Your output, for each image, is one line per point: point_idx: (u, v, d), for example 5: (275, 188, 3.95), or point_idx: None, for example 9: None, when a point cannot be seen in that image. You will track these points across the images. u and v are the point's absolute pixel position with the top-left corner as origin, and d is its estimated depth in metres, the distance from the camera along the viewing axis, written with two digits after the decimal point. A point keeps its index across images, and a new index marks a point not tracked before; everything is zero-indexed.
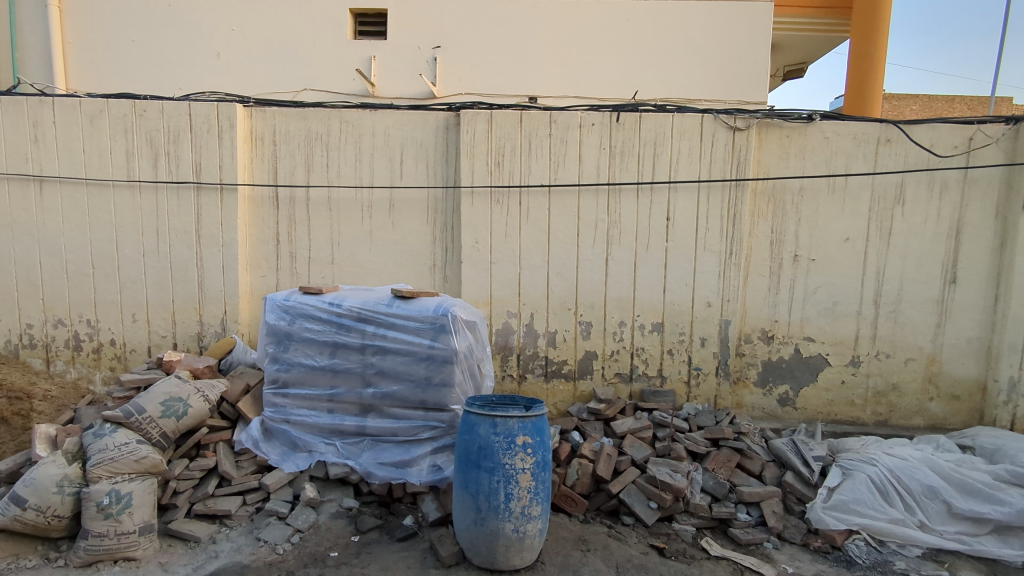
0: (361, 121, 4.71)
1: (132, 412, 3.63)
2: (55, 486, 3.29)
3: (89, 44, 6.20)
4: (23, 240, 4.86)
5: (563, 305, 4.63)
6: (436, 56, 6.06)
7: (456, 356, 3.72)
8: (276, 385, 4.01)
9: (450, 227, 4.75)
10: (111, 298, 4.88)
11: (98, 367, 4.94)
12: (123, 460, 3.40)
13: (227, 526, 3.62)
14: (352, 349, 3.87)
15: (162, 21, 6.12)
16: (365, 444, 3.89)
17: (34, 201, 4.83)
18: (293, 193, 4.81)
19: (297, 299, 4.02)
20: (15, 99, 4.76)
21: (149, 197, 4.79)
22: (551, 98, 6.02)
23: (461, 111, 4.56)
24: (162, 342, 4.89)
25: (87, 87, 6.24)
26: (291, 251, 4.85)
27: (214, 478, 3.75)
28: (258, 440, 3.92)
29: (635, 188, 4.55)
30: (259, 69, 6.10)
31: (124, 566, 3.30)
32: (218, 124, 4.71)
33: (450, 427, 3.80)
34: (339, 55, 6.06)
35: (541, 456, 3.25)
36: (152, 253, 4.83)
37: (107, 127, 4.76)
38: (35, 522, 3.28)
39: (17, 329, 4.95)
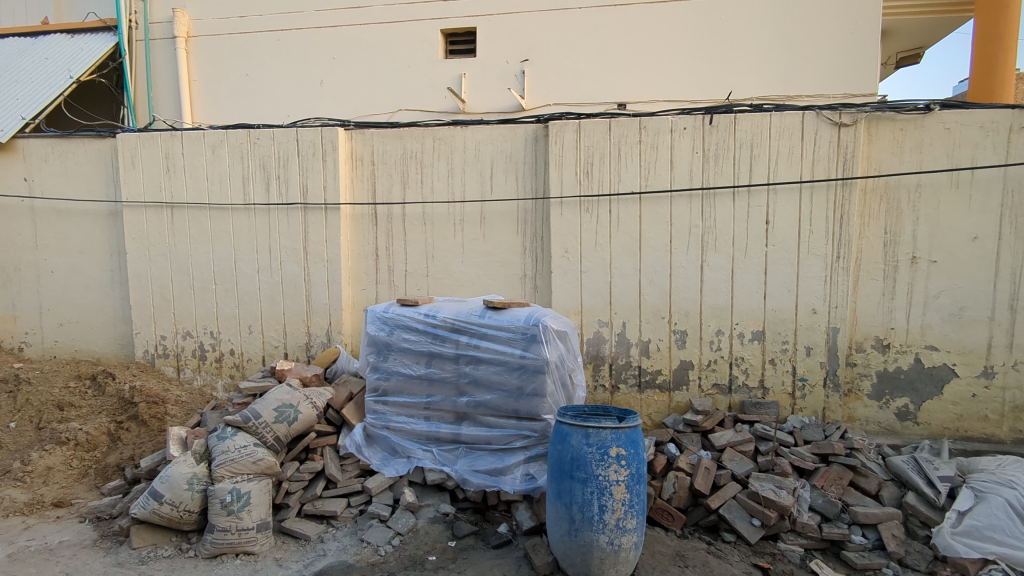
0: (453, 138, 4.88)
1: (250, 417, 3.92)
2: (186, 483, 3.62)
3: (210, 80, 6.85)
4: (158, 260, 5.42)
5: (656, 314, 4.53)
6: (524, 69, 6.14)
7: (548, 365, 3.73)
8: (376, 392, 4.21)
9: (540, 237, 4.79)
10: (230, 311, 5.32)
11: (220, 375, 5.40)
12: (242, 461, 3.69)
13: (333, 527, 3.82)
14: (447, 359, 3.99)
15: (273, 54, 6.63)
16: (460, 451, 3.98)
17: (166, 224, 5.37)
18: (390, 210, 5.05)
19: (395, 311, 4.21)
20: (151, 134, 5.34)
21: (262, 218, 5.19)
22: (640, 103, 5.94)
23: (550, 122, 4.60)
24: (274, 351, 5.26)
25: (210, 119, 6.87)
26: (390, 264, 5.09)
27: (322, 480, 3.98)
28: (361, 445, 4.12)
29: (731, 192, 4.38)
30: (359, 93, 6.44)
31: (245, 560, 3.57)
32: (322, 148, 5.03)
33: (543, 436, 3.82)
34: (432, 75, 6.30)
35: (635, 468, 3.20)
36: (265, 269, 5.22)
37: (226, 155, 5.22)
38: (170, 516, 3.62)
39: (153, 339, 5.51)
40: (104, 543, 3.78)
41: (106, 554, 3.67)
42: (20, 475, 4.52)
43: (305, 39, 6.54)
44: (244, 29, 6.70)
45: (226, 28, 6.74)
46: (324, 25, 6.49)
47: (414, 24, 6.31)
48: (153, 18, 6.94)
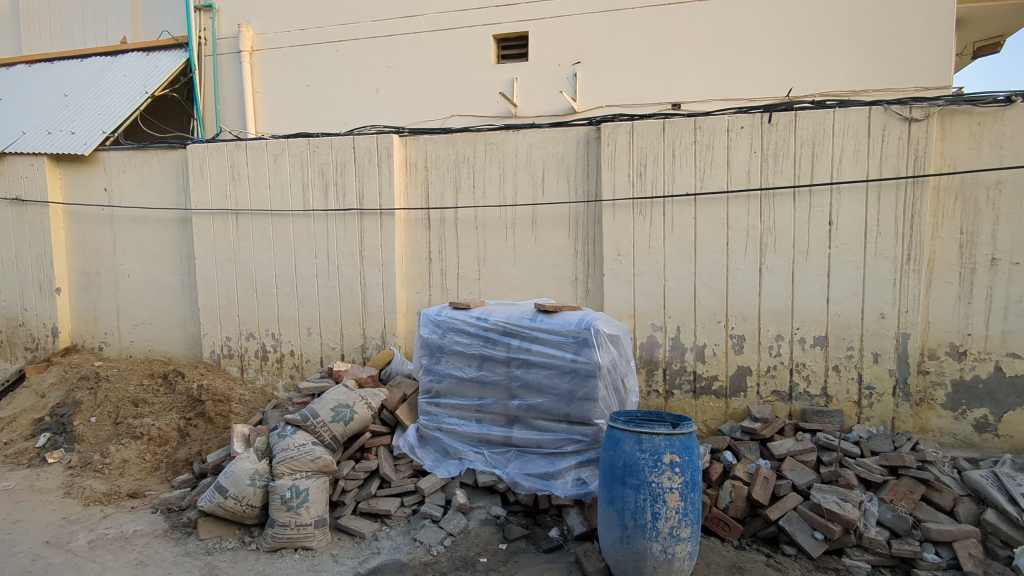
0: (505, 142, 4.90)
1: (308, 416, 4.04)
2: (249, 478, 3.76)
3: (273, 92, 7.13)
4: (224, 264, 5.67)
5: (712, 318, 4.42)
6: (576, 72, 6.13)
7: (599, 369, 3.69)
8: (429, 394, 4.26)
9: (592, 240, 4.75)
10: (291, 313, 5.51)
11: (281, 375, 5.60)
12: (301, 459, 3.81)
13: (387, 525, 3.89)
14: (498, 362, 4.00)
15: (331, 65, 6.85)
16: (511, 454, 3.99)
17: (232, 230, 5.61)
18: (443, 214, 5.12)
19: (447, 313, 4.26)
20: (218, 144, 5.60)
21: (320, 224, 5.36)
22: (695, 103, 5.82)
23: (602, 124, 4.57)
24: (331, 353, 5.41)
25: (273, 129, 7.15)
26: (443, 268, 5.16)
27: (376, 479, 4.06)
28: (414, 446, 4.18)
29: (792, 192, 4.23)
30: (413, 100, 6.58)
31: (303, 555, 3.67)
32: (378, 154, 5.15)
33: (595, 441, 3.78)
34: (484, 80, 6.36)
35: (690, 476, 3.12)
36: (323, 273, 5.38)
37: (287, 164, 5.41)
38: (234, 510, 3.77)
39: (219, 340, 5.77)
40: (173, 533, 3.97)
41: (175, 544, 3.86)
42: (99, 467, 4.81)
43: (361, 48, 6.73)
44: (304, 41, 6.94)
45: (287, 41, 7.00)
46: (380, 35, 6.65)
47: (466, 31, 6.39)
48: (220, 34, 7.28)
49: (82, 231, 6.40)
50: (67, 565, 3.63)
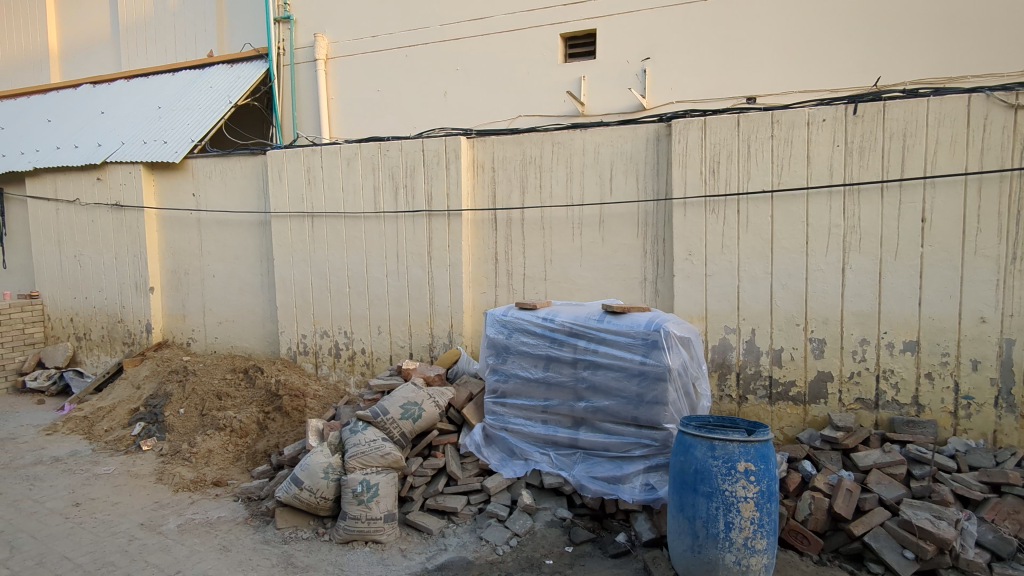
0: (572, 141, 4.87)
1: (379, 413, 4.14)
2: (322, 472, 3.90)
3: (346, 98, 7.37)
4: (300, 265, 5.91)
5: (790, 321, 4.22)
6: (645, 68, 6.00)
7: (669, 373, 3.60)
8: (495, 394, 4.28)
9: (662, 240, 4.64)
10: (362, 312, 5.67)
11: (352, 372, 5.77)
12: (372, 454, 3.90)
13: (454, 523, 3.93)
14: (565, 363, 3.97)
15: (401, 70, 7.01)
16: (577, 456, 3.95)
17: (308, 233, 5.84)
18: (509, 215, 5.14)
19: (514, 314, 4.27)
20: (296, 150, 5.84)
21: (390, 225, 5.49)
22: (771, 96, 5.58)
23: (673, 121, 4.46)
24: (400, 351, 5.53)
25: (346, 134, 7.41)
26: (509, 268, 5.18)
27: (443, 477, 4.11)
28: (480, 445, 4.20)
29: (879, 187, 3.98)
30: (480, 102, 6.65)
31: (373, 548, 3.77)
32: (446, 156, 5.22)
33: (664, 446, 3.69)
34: (551, 80, 6.35)
35: (766, 486, 3.00)
36: (393, 273, 5.51)
37: (359, 167, 5.58)
38: (308, 501, 3.92)
39: (296, 338, 6.02)
40: (253, 521, 4.17)
41: (255, 531, 4.05)
42: (187, 455, 5.12)
43: (430, 52, 6.85)
44: (375, 47, 7.13)
45: (360, 48, 7.22)
46: (448, 38, 6.75)
47: (533, 31, 6.38)
48: (297, 44, 7.58)
49: (172, 234, 6.84)
50: (158, 547, 3.88)
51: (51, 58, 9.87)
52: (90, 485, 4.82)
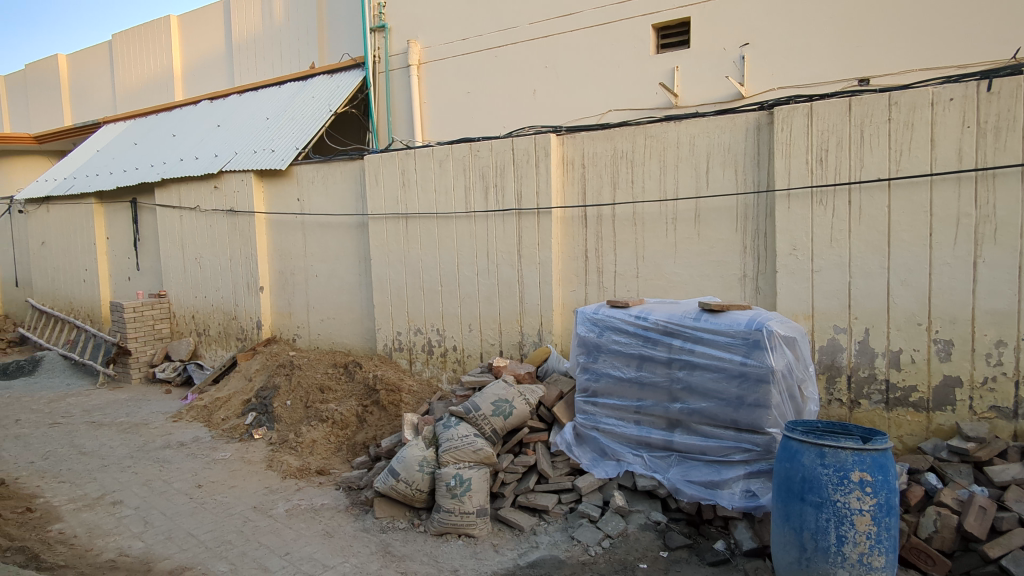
0: (665, 134, 4.71)
1: (471, 409, 4.23)
2: (418, 464, 4.01)
3: (438, 102, 7.57)
4: (395, 265, 6.13)
5: (910, 320, 3.88)
6: (744, 54, 5.72)
7: (773, 374, 3.41)
8: (586, 393, 4.23)
9: (763, 234, 4.41)
10: (454, 310, 5.79)
11: (445, 368, 5.90)
12: (464, 449, 3.98)
13: (545, 521, 3.92)
14: (659, 363, 3.86)
15: (491, 71, 7.10)
16: (672, 459, 3.83)
17: (403, 233, 6.04)
18: (600, 211, 5.06)
19: (605, 312, 4.20)
20: (392, 154, 6.06)
21: (481, 225, 5.56)
22: (886, 77, 5.15)
23: (775, 108, 4.22)
24: (491, 349, 5.60)
25: (438, 137, 7.60)
26: (599, 266, 5.10)
27: (534, 474, 4.12)
28: (571, 444, 4.17)
29: (1019, 171, 3.56)
30: (569, 98, 6.61)
31: (466, 541, 3.84)
32: (536, 154, 5.22)
33: (767, 451, 3.50)
34: (643, 72, 6.20)
35: (884, 498, 2.77)
36: (484, 272, 5.58)
37: (451, 168, 5.69)
38: (404, 492, 4.05)
39: (391, 335, 6.25)
40: (354, 510, 4.36)
41: (355, 519, 4.23)
42: (294, 444, 5.45)
43: (520, 51, 6.88)
44: (465, 50, 7.27)
45: (451, 51, 7.38)
46: (537, 37, 6.76)
47: (624, 23, 6.26)
48: (392, 51, 7.87)
49: (279, 237, 7.30)
50: (269, 529, 4.15)
51: (175, 78, 10.82)
52: (210, 468, 5.23)
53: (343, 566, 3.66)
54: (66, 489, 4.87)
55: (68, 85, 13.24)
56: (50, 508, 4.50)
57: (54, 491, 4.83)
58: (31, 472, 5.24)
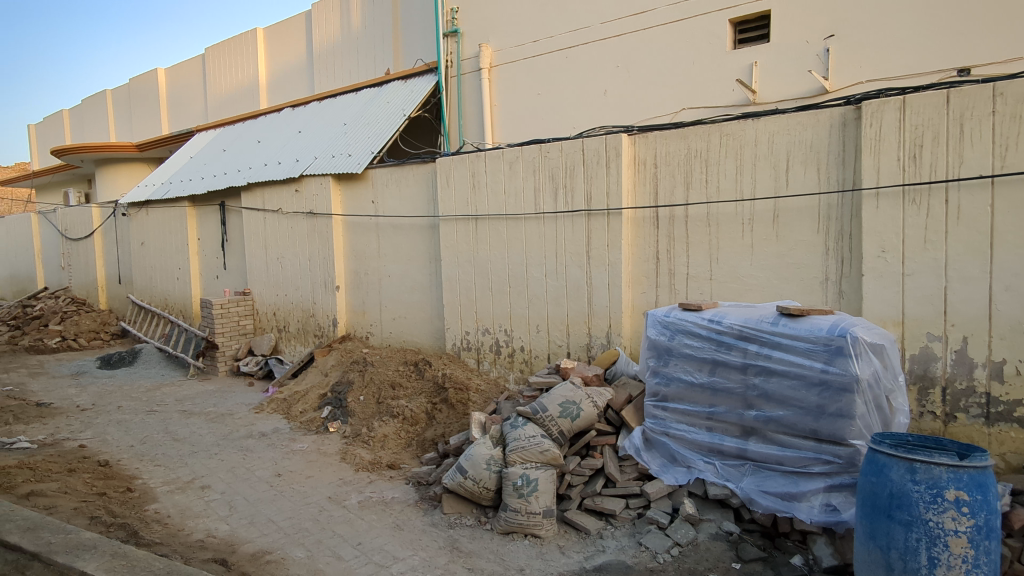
0: (743, 132, 4.56)
1: (538, 410, 4.25)
2: (485, 463, 4.05)
3: (508, 104, 7.65)
4: (465, 266, 6.23)
5: (1016, 329, 3.59)
6: (829, 47, 5.45)
7: (857, 384, 3.24)
8: (656, 397, 4.15)
9: (847, 235, 4.19)
10: (522, 311, 5.82)
11: (512, 368, 5.94)
12: (531, 450, 3.99)
13: (613, 525, 3.88)
14: (733, 369, 3.74)
15: (561, 72, 7.10)
16: (746, 468, 3.69)
17: (473, 234, 6.13)
18: (673, 212, 4.96)
19: (677, 315, 4.11)
20: (463, 156, 6.16)
21: (550, 226, 5.56)
22: (990, 66, 4.77)
23: (864, 102, 4.00)
24: (558, 350, 5.59)
25: (509, 139, 7.67)
26: (671, 267, 5.00)
27: (601, 478, 4.08)
28: (640, 449, 4.10)
29: None
30: (642, 97, 6.52)
31: (532, 541, 3.84)
32: (607, 155, 5.17)
33: (850, 464, 3.32)
34: (720, 69, 6.02)
35: (983, 520, 2.58)
36: (552, 273, 5.58)
37: (521, 169, 5.73)
38: (472, 490, 4.11)
39: (460, 334, 6.36)
40: (422, 504, 4.46)
41: (424, 514, 4.33)
42: (366, 438, 5.64)
43: (591, 51, 6.84)
44: (536, 51, 7.30)
45: (522, 53, 7.42)
46: (609, 36, 6.70)
47: (700, 18, 6.09)
48: (464, 55, 8.01)
49: (355, 238, 7.58)
50: (342, 519, 4.31)
51: (261, 87, 11.43)
52: (289, 459, 5.49)
53: (412, 558, 3.75)
54: (161, 472, 5.23)
55: (165, 96, 14.24)
56: (146, 489, 4.85)
57: (150, 474, 5.19)
58: (130, 455, 5.67)
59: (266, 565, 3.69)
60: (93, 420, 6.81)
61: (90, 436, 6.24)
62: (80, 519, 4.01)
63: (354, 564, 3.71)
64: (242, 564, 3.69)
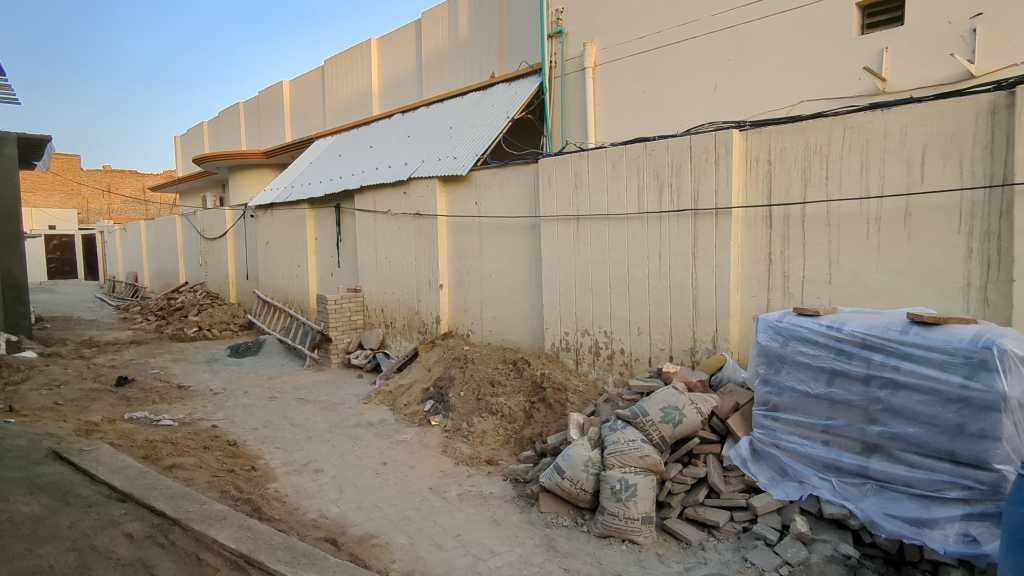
0: (870, 124, 4.22)
1: (638, 414, 4.17)
2: (583, 464, 4.04)
3: (612, 103, 7.56)
4: (565, 266, 6.23)
5: None
6: (976, 26, 4.86)
7: (1004, 401, 2.89)
8: (766, 407, 3.95)
9: (995, 235, 3.76)
10: (623, 313, 5.73)
11: (611, 371, 5.85)
12: (630, 454, 3.92)
13: (715, 537, 3.72)
14: (855, 380, 3.47)
15: (668, 67, 6.92)
16: (867, 488, 3.40)
17: (574, 234, 6.11)
18: (788, 211, 4.68)
19: (790, 321, 3.91)
20: (565, 157, 6.15)
21: (654, 226, 5.43)
22: None
23: (1017, 87, 3.56)
24: (661, 354, 5.45)
25: (611, 138, 7.59)
26: (785, 270, 4.73)
27: (704, 488, 3.93)
28: (747, 460, 3.91)
29: None
30: (755, 91, 6.22)
31: (630, 547, 3.76)
32: (715, 152, 4.96)
33: (994, 492, 2.95)
34: (844, 57, 5.60)
35: None
36: (655, 274, 5.45)
37: (624, 169, 5.63)
38: (570, 491, 4.11)
39: (560, 335, 6.35)
40: (520, 501, 4.50)
41: (521, 511, 4.37)
42: (466, 433, 5.78)
43: (700, 45, 6.61)
44: (642, 48, 7.17)
45: (627, 51, 7.32)
46: (720, 29, 6.44)
47: (822, 4, 5.69)
48: (568, 55, 8.01)
49: (458, 238, 7.81)
50: (442, 510, 4.44)
51: (373, 94, 12.04)
52: (394, 449, 5.74)
53: (509, 554, 3.80)
54: (280, 454, 5.65)
55: (290, 106, 15.36)
56: (268, 469, 5.26)
57: (271, 455, 5.62)
58: (255, 436, 6.17)
59: (372, 548, 3.87)
60: (224, 403, 7.48)
61: (221, 418, 6.86)
62: (212, 492, 4.40)
63: (453, 555, 3.81)
64: (350, 545, 3.90)
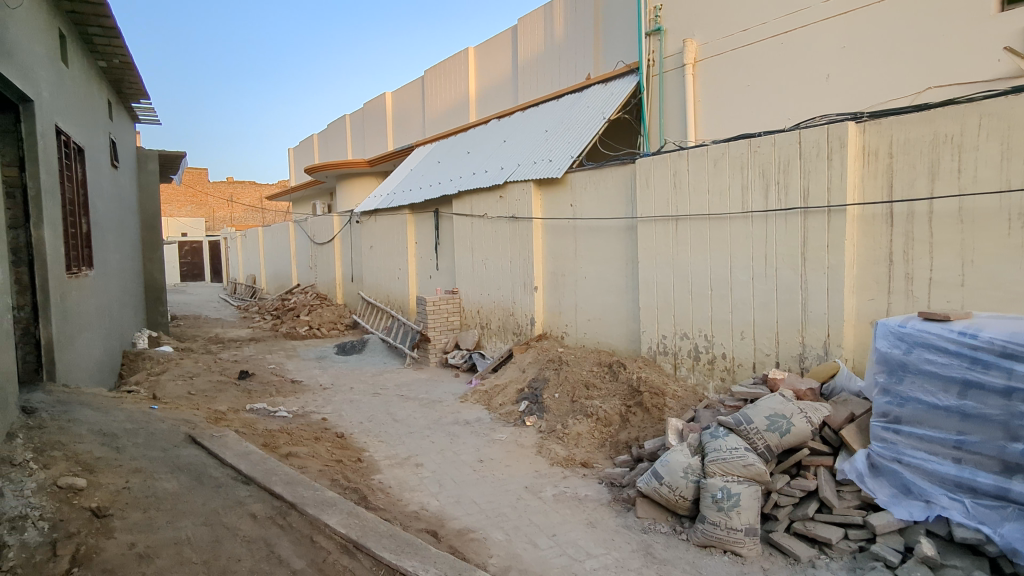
0: (1009, 111, 3.83)
1: (742, 421, 4.05)
2: (682, 471, 3.94)
3: (713, 99, 7.32)
4: (663, 268, 6.10)
5: None
6: None
7: None
8: (886, 419, 3.67)
9: None
10: (725, 316, 5.52)
11: (712, 376, 5.66)
12: (733, 462, 3.79)
13: (828, 555, 3.51)
14: (993, 393, 3.16)
15: (775, 59, 6.60)
16: (1008, 512, 3.05)
17: (673, 235, 5.97)
18: (912, 208, 4.33)
19: (915, 326, 3.63)
20: (662, 157, 6.02)
21: (759, 225, 5.20)
22: None
23: None
24: (766, 360, 5.21)
25: (712, 136, 7.36)
26: (908, 272, 4.37)
27: (815, 502, 3.72)
28: (864, 474, 3.64)
29: None
30: (875, 80, 5.81)
31: (732, 558, 3.62)
32: (828, 146, 4.67)
33: None
34: (979, 39, 5.10)
35: None
36: (761, 276, 5.22)
37: (727, 166, 5.42)
38: (668, 497, 4.01)
39: (658, 337, 6.22)
40: (616, 505, 4.46)
41: (617, 515, 4.32)
42: (561, 435, 5.81)
43: (813, 34, 6.24)
44: (745, 41, 6.89)
45: (729, 45, 7.07)
46: (835, 15, 6.06)
47: None
48: (667, 53, 7.85)
49: (553, 240, 7.85)
50: (538, 509, 4.48)
51: (471, 102, 12.37)
52: (491, 447, 5.86)
53: (605, 557, 3.77)
54: (384, 448, 5.93)
55: (392, 116, 16.07)
56: (373, 461, 5.54)
57: (376, 448, 5.91)
58: (361, 430, 6.52)
59: (470, 542, 3.98)
60: (332, 398, 7.95)
61: (330, 411, 7.29)
62: (324, 480, 4.70)
63: (549, 554, 3.84)
64: (450, 537, 4.03)
